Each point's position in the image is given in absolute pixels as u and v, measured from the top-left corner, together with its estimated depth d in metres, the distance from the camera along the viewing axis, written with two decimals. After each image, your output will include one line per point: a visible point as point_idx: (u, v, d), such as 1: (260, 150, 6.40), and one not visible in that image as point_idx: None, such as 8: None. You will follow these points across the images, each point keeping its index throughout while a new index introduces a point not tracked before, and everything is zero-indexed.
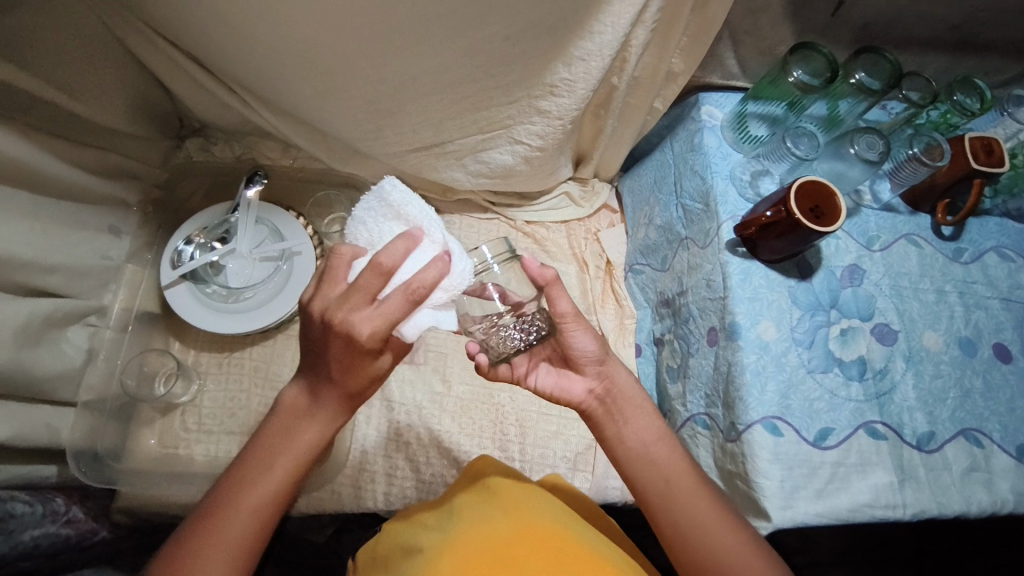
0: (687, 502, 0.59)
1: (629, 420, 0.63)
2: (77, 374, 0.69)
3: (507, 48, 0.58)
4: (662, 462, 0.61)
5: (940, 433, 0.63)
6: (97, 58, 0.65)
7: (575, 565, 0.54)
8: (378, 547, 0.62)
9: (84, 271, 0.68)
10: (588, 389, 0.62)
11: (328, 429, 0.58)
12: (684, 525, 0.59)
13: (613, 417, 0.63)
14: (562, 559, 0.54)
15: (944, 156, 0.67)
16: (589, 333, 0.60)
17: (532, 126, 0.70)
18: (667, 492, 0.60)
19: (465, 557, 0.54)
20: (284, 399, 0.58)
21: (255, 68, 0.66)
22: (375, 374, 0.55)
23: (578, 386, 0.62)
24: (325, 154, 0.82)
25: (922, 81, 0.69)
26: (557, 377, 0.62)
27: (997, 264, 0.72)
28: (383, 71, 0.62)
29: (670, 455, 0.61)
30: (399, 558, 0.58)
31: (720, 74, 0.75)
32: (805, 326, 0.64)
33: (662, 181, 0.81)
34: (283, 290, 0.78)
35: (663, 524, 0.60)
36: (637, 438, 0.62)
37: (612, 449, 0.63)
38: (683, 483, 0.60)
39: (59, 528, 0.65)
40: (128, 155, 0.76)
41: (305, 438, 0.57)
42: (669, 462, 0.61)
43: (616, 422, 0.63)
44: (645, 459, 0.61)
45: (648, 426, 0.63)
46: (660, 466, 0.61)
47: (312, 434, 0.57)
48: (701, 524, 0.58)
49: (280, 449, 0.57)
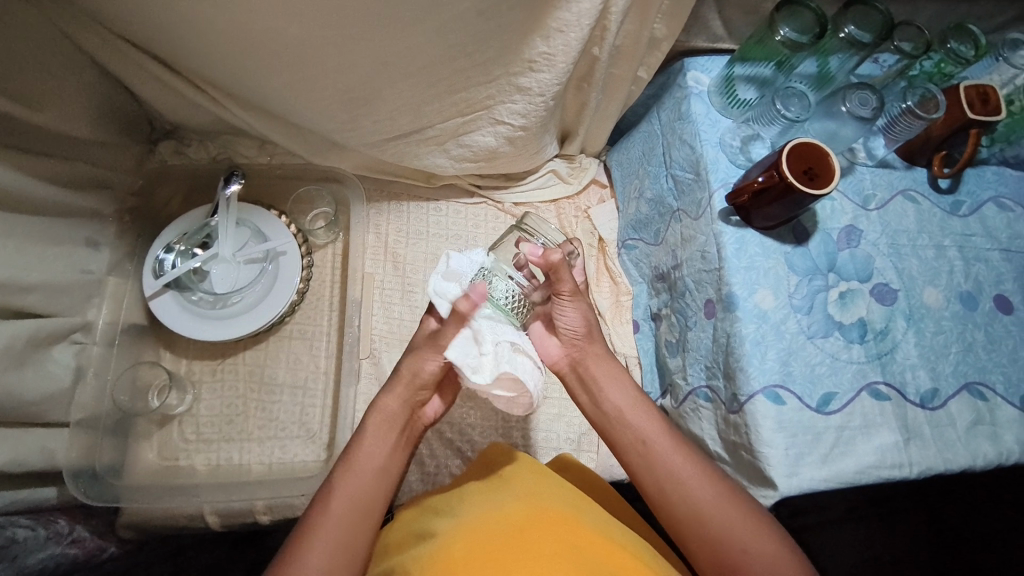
0: (665, 466, 0.58)
1: (602, 387, 0.63)
2: (67, 393, 0.67)
3: (480, 24, 0.55)
4: (637, 425, 0.60)
5: (943, 389, 0.62)
6: (54, 62, 0.61)
7: (592, 549, 0.53)
8: (389, 540, 0.61)
9: (63, 288, 0.66)
10: (560, 353, 0.65)
11: (394, 408, 0.63)
12: (664, 487, 0.57)
13: (587, 382, 0.64)
14: (577, 543, 0.53)
15: (939, 108, 0.64)
16: (578, 308, 0.61)
17: (513, 105, 0.67)
18: (644, 457, 0.59)
19: (477, 542, 0.53)
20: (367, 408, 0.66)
21: (220, 62, 0.62)
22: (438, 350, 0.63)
23: (554, 346, 0.65)
24: (302, 148, 0.80)
25: (914, 31, 0.66)
26: (543, 332, 0.66)
27: (996, 215, 0.70)
28: (354, 57, 0.59)
29: (648, 417, 0.61)
30: (412, 545, 0.57)
31: (705, 36, 0.72)
32: (804, 292, 0.63)
33: (650, 153, 0.79)
34: (271, 291, 0.77)
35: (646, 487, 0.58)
36: (613, 402, 0.62)
37: (592, 413, 0.64)
38: (663, 445, 0.59)
39: (64, 548, 0.66)
40: (98, 164, 0.73)
41: (375, 427, 0.62)
42: (646, 425, 0.60)
43: (591, 389, 0.64)
44: (618, 429, 0.61)
45: (617, 394, 0.62)
46: (640, 427, 0.60)
47: (383, 428, 0.62)
48: (688, 483, 0.56)
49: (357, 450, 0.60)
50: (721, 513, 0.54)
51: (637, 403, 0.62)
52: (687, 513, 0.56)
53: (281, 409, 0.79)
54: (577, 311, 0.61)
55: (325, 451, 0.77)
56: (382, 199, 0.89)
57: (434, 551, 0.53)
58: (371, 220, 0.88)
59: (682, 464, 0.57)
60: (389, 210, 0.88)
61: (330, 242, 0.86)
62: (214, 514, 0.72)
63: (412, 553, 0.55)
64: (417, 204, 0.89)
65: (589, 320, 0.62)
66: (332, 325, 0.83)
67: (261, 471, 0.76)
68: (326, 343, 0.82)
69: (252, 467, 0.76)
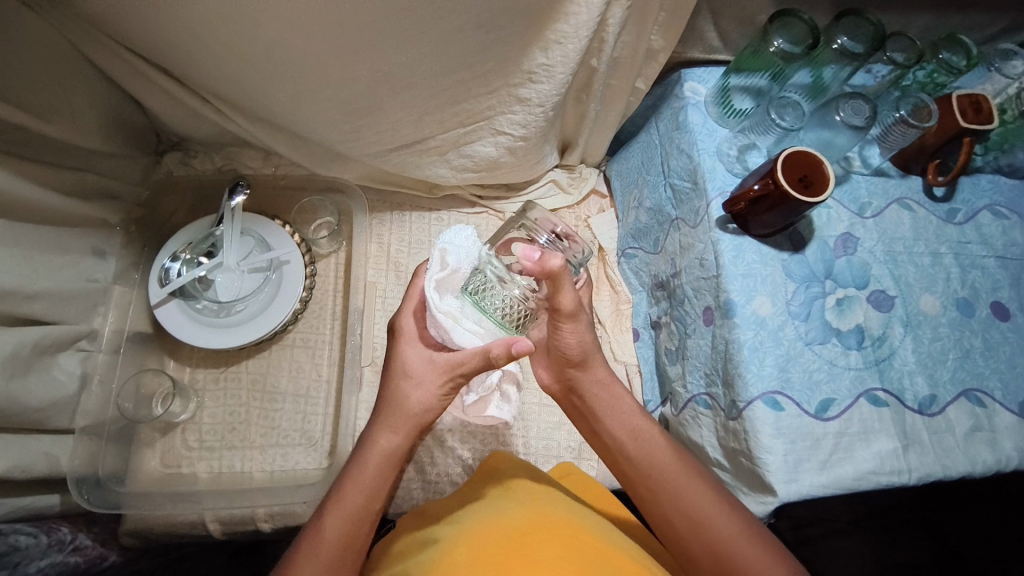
0: (674, 494, 0.59)
1: (600, 418, 0.64)
2: (72, 400, 0.68)
3: (480, 37, 0.56)
4: (643, 458, 0.61)
5: (941, 395, 0.62)
6: (64, 75, 0.63)
7: (592, 552, 0.53)
8: (392, 549, 0.61)
9: (70, 296, 0.67)
10: (552, 379, 0.67)
11: (383, 449, 0.61)
12: (674, 513, 0.58)
13: (585, 412, 0.65)
14: (579, 547, 0.53)
15: (932, 116, 0.65)
16: (578, 328, 0.60)
17: (513, 115, 0.68)
18: (653, 485, 0.60)
19: (479, 547, 0.53)
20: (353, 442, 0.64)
21: (227, 75, 0.64)
22: (426, 382, 0.62)
23: (542, 372, 0.67)
24: (306, 159, 0.81)
25: (907, 42, 0.67)
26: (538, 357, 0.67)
27: (992, 222, 0.71)
28: (357, 69, 0.60)
29: (652, 447, 0.61)
30: (415, 551, 0.57)
31: (702, 48, 0.74)
32: (801, 299, 0.63)
33: (649, 162, 0.80)
34: (274, 300, 0.78)
35: (654, 512, 0.60)
36: (612, 436, 0.63)
37: (595, 442, 0.65)
38: (668, 475, 0.59)
39: (66, 556, 0.64)
40: (106, 175, 0.74)
41: (359, 477, 0.60)
42: (649, 457, 0.61)
43: (588, 419, 0.65)
44: (623, 458, 0.62)
45: (629, 420, 0.63)
46: (643, 460, 0.61)
47: (364, 477, 0.60)
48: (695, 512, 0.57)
49: (342, 498, 0.59)
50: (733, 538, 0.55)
51: (643, 429, 0.63)
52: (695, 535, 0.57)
53: (283, 417, 0.79)
54: (575, 335, 0.60)
55: (327, 459, 0.78)
56: (385, 209, 0.90)
57: (436, 556, 0.53)
58: (373, 230, 0.89)
59: (692, 491, 0.58)
60: (392, 220, 0.89)
61: (333, 252, 0.87)
62: (215, 522, 0.73)
63: (415, 559, 0.55)
64: (419, 214, 0.90)
65: (584, 342, 0.61)
66: (334, 333, 0.83)
67: (262, 478, 0.77)
68: (328, 352, 0.82)
69: (253, 475, 0.77)
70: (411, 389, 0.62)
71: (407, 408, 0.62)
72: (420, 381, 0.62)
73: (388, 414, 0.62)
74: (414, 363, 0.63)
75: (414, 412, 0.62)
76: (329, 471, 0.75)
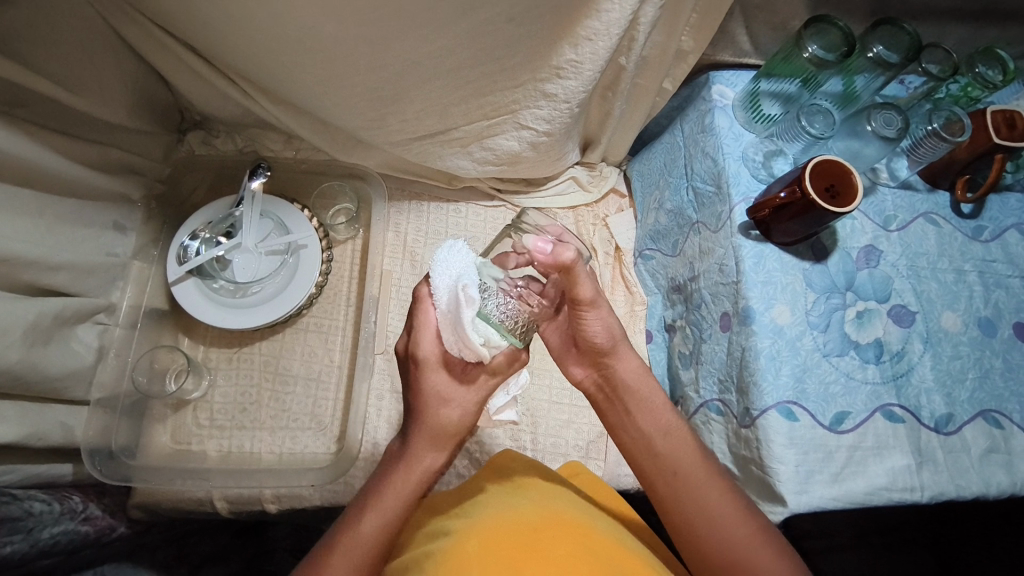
0: (696, 495, 0.58)
1: (631, 411, 0.63)
2: (89, 372, 0.69)
3: (511, 30, 0.56)
4: (668, 454, 0.60)
5: (958, 415, 0.61)
6: (95, 50, 0.63)
7: (604, 552, 0.53)
8: (401, 541, 0.61)
9: (90, 268, 0.67)
10: (586, 372, 0.66)
11: (425, 465, 0.61)
12: (693, 517, 0.57)
13: (616, 404, 0.64)
14: (591, 546, 0.53)
15: (965, 130, 0.64)
16: (603, 316, 0.60)
17: (539, 110, 0.68)
18: (675, 485, 0.59)
19: (491, 539, 0.53)
20: (390, 446, 0.63)
21: (255, 57, 0.64)
22: (463, 404, 0.60)
23: (576, 367, 0.66)
24: (328, 144, 0.81)
25: (942, 53, 0.66)
26: (564, 350, 0.66)
27: (1019, 242, 0.70)
28: (385, 56, 0.60)
29: (678, 445, 0.60)
30: (426, 541, 0.57)
31: (731, 51, 0.73)
32: (820, 309, 0.63)
33: (672, 164, 0.79)
34: (291, 282, 0.78)
35: (670, 513, 0.59)
36: (641, 429, 0.62)
37: (618, 435, 0.64)
38: (691, 475, 0.58)
39: (77, 525, 0.66)
40: (130, 150, 0.74)
41: (397, 485, 0.59)
42: (677, 455, 0.60)
43: (617, 409, 0.64)
44: (650, 455, 0.61)
45: (660, 416, 0.62)
46: (668, 457, 0.60)
47: (403, 482, 0.59)
48: (711, 516, 0.56)
49: (374, 500, 0.58)
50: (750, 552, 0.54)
51: (674, 427, 0.62)
52: (714, 546, 0.56)
53: (294, 400, 0.80)
54: (600, 322, 0.60)
55: (335, 444, 0.78)
56: (402, 198, 0.90)
57: (449, 548, 0.53)
58: (391, 219, 0.89)
59: (713, 494, 0.57)
60: (409, 209, 0.89)
61: (351, 238, 0.88)
62: (223, 500, 0.74)
63: (427, 549, 0.55)
64: (437, 205, 0.90)
65: (611, 328, 0.61)
66: (348, 319, 0.84)
67: (271, 460, 0.77)
68: (341, 338, 0.83)
69: (262, 456, 0.77)
70: (441, 410, 0.59)
71: (445, 429, 0.60)
72: (454, 402, 0.59)
73: (427, 434, 0.60)
74: (444, 387, 0.59)
75: (451, 431, 0.60)
76: (338, 456, 0.76)
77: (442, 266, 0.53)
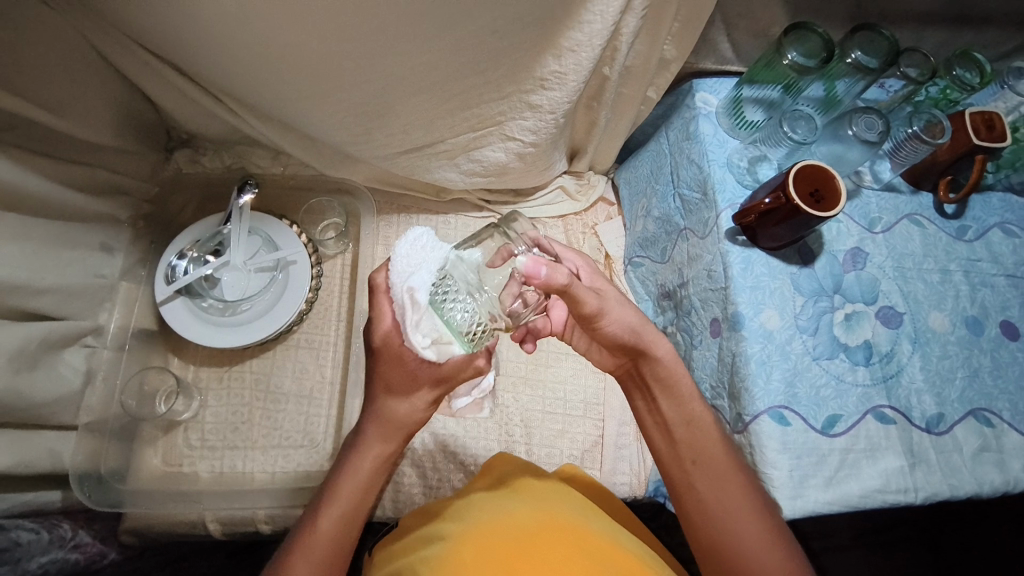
0: (715, 485, 0.57)
1: (657, 398, 0.62)
2: (76, 396, 0.68)
3: (494, 43, 0.56)
4: (691, 441, 0.60)
5: (949, 414, 0.62)
6: (79, 72, 0.63)
7: (599, 554, 0.53)
8: (396, 544, 0.61)
9: (76, 291, 0.67)
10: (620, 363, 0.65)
11: (377, 457, 0.58)
12: (709, 506, 0.57)
13: (642, 390, 0.64)
14: (586, 549, 0.53)
15: (946, 133, 0.65)
16: (622, 310, 0.58)
17: (524, 121, 0.68)
18: (697, 471, 0.59)
19: (487, 545, 0.53)
20: (347, 436, 0.61)
21: (240, 75, 0.64)
22: (416, 400, 0.56)
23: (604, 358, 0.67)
24: (316, 160, 0.81)
25: (920, 57, 0.68)
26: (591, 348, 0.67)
27: (1002, 241, 0.70)
28: (370, 71, 0.60)
29: (702, 432, 0.60)
30: (420, 546, 0.56)
31: (714, 59, 0.73)
32: (809, 313, 0.63)
33: (659, 172, 0.80)
34: (279, 301, 0.78)
35: (684, 498, 0.60)
36: (665, 416, 0.61)
37: (643, 420, 0.64)
38: (712, 463, 0.58)
39: (66, 553, 0.65)
40: (116, 170, 0.74)
41: (351, 480, 0.58)
42: (701, 441, 0.59)
43: (644, 396, 0.64)
44: (672, 441, 0.61)
45: (687, 403, 0.61)
46: (692, 443, 0.60)
47: (359, 476, 0.58)
48: (728, 509, 0.56)
49: (331, 498, 0.58)
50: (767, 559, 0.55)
51: (699, 416, 0.61)
52: (726, 539, 0.56)
53: (285, 418, 0.79)
54: (625, 321, 0.59)
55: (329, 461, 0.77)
56: (392, 212, 0.90)
57: (443, 554, 0.53)
58: (381, 232, 0.89)
59: (733, 489, 0.57)
60: (399, 222, 0.90)
61: (340, 253, 0.87)
62: (216, 523, 0.74)
63: (421, 556, 0.54)
64: (427, 218, 0.90)
65: (631, 323, 0.59)
66: (339, 334, 0.83)
67: (263, 479, 0.76)
68: (332, 353, 0.82)
69: (255, 475, 0.77)
70: (394, 403, 0.56)
71: (398, 423, 0.57)
72: (406, 397, 0.56)
73: (380, 424, 0.58)
74: (396, 381, 0.55)
75: (405, 426, 0.58)
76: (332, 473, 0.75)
77: (401, 264, 0.49)
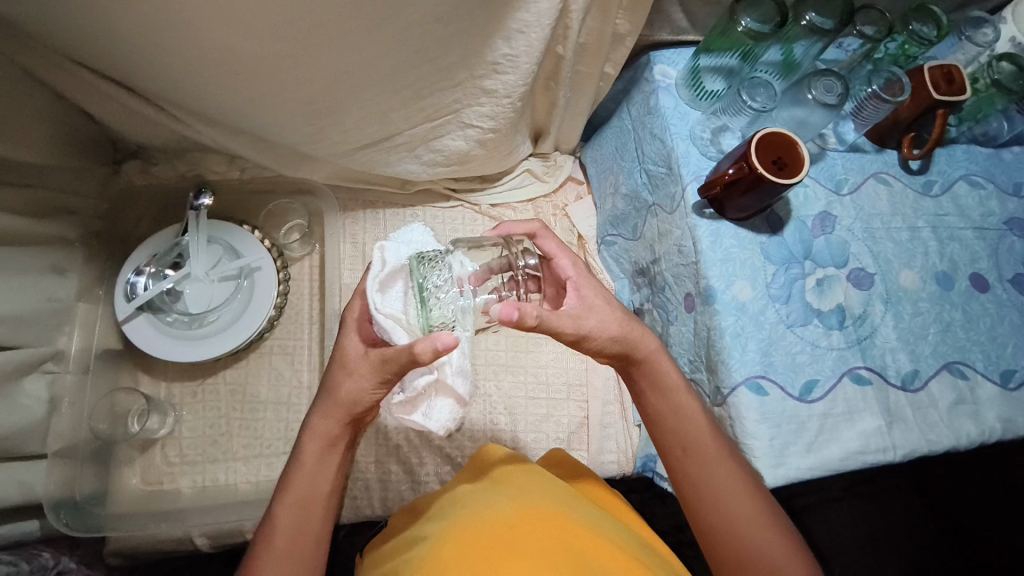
0: (706, 472, 0.56)
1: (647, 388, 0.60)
2: (43, 424, 0.66)
3: (440, 30, 0.54)
4: (681, 428, 0.58)
5: (924, 370, 0.62)
6: (7, 90, 0.60)
7: (575, 541, 0.52)
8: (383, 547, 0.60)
9: (31, 318, 0.65)
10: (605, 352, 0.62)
11: (324, 435, 0.57)
12: (703, 494, 0.56)
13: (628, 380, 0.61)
14: (562, 537, 0.52)
15: (905, 90, 0.65)
16: (594, 292, 0.56)
17: (481, 107, 0.66)
18: (687, 459, 0.57)
19: (466, 545, 0.52)
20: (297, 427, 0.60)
21: (178, 81, 0.61)
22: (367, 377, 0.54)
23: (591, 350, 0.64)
24: (272, 161, 0.79)
25: (876, 14, 0.67)
26: None
27: (968, 193, 0.70)
28: (313, 69, 0.58)
29: (690, 420, 0.58)
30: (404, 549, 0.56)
31: (670, 29, 0.72)
32: (781, 281, 0.63)
33: (624, 148, 0.79)
34: (248, 308, 0.76)
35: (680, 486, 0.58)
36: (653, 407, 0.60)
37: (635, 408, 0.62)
38: (700, 451, 0.57)
39: None
40: (62, 189, 0.72)
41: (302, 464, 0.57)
42: (689, 429, 0.58)
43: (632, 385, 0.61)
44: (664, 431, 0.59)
45: (673, 393, 0.59)
46: (681, 432, 0.58)
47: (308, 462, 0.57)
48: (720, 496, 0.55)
49: (288, 486, 0.56)
50: (768, 544, 0.54)
51: (685, 405, 0.59)
52: (720, 525, 0.55)
53: (265, 426, 0.78)
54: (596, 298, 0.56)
55: None
56: (357, 207, 0.88)
57: (427, 554, 0.52)
58: (347, 229, 0.87)
59: (724, 475, 0.56)
60: (366, 218, 0.87)
61: (307, 255, 0.86)
62: (203, 537, 0.73)
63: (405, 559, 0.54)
64: (394, 211, 0.88)
65: (606, 302, 0.56)
66: (313, 337, 0.82)
67: (247, 490, 0.75)
68: (308, 357, 0.81)
69: (239, 486, 0.75)
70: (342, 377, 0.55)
71: (346, 401, 0.55)
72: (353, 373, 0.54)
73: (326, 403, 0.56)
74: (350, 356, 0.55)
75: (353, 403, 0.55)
76: None
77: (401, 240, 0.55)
